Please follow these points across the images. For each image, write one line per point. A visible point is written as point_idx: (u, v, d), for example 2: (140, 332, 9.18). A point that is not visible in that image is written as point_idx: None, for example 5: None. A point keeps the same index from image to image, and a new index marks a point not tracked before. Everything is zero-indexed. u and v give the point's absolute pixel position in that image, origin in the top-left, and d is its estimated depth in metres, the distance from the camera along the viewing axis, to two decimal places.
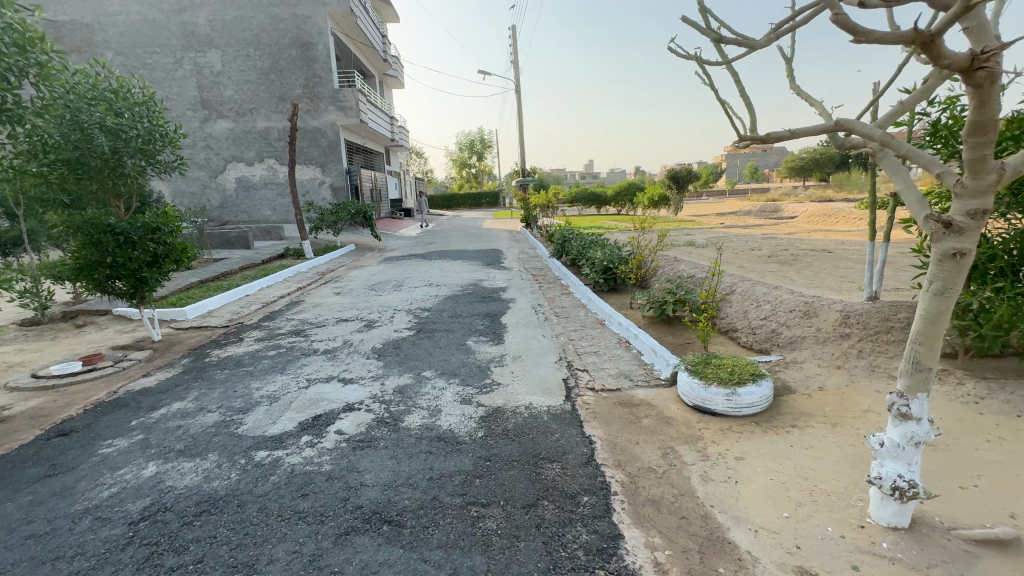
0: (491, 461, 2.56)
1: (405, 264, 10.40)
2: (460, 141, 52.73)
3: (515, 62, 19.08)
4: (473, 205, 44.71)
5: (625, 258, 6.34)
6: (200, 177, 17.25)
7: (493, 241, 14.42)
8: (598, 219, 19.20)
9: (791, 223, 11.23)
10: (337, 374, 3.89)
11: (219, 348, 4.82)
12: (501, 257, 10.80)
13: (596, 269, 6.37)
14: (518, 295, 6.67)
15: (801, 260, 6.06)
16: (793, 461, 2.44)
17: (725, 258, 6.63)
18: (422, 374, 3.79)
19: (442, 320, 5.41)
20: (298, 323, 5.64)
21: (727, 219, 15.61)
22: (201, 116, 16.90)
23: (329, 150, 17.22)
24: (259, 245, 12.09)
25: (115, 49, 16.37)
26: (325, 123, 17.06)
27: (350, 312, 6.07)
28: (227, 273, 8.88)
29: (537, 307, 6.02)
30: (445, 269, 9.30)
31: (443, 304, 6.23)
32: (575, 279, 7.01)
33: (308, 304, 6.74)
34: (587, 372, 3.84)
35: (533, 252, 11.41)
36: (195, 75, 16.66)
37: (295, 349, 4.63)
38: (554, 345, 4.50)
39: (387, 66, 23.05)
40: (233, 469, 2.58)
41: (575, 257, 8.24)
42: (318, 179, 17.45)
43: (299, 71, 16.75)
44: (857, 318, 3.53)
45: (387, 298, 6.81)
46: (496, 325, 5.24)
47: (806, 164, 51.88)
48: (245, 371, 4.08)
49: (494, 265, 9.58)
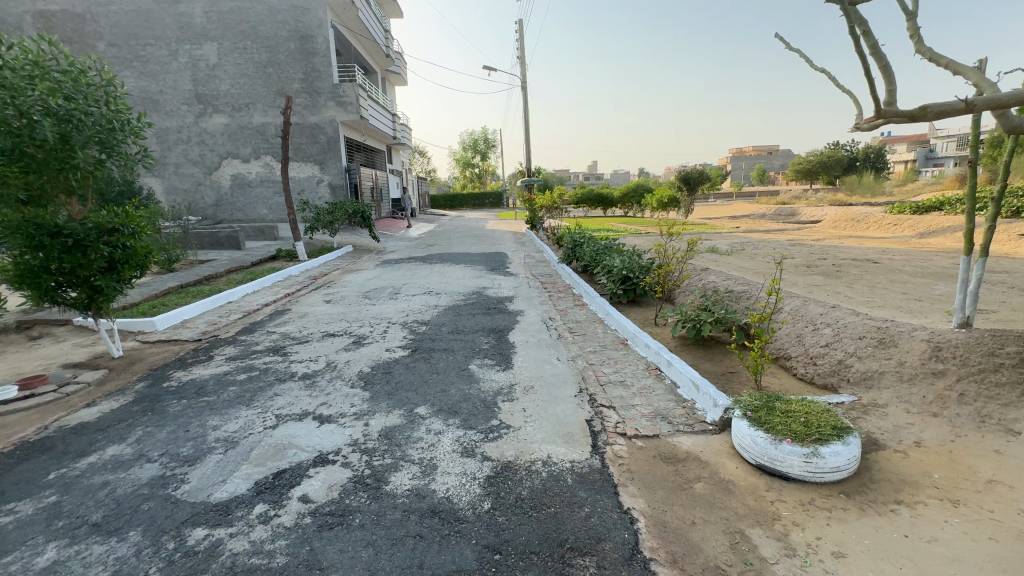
0: (501, 554, 1.89)
1: (403, 268, 9.74)
2: (464, 140, 52.23)
3: (521, 58, 18.47)
4: (476, 205, 44.11)
5: (646, 267, 5.69)
6: (194, 174, 16.67)
7: (497, 243, 13.79)
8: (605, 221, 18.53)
9: (816, 228, 10.51)
10: (313, 409, 3.22)
11: (184, 369, 4.17)
12: (506, 261, 10.16)
13: (614, 278, 5.71)
14: (527, 307, 6.00)
15: (846, 271, 5.39)
16: (917, 567, 1.77)
17: (756, 267, 5.96)
18: (414, 413, 3.13)
19: (441, 338, 4.73)
20: (278, 338, 4.99)
21: (743, 222, 14.93)
22: (196, 111, 16.30)
23: (328, 147, 16.60)
24: (251, 245, 11.50)
25: (107, 40, 15.77)
26: (324, 119, 16.44)
27: (339, 325, 5.40)
28: (211, 276, 8.23)
29: (548, 322, 5.35)
30: (446, 274, 8.65)
31: (443, 317, 5.56)
32: (588, 289, 6.35)
33: (293, 314, 6.10)
34: (615, 411, 3.17)
35: (540, 256, 10.77)
36: (189, 68, 16.06)
37: (269, 373, 3.96)
38: (571, 372, 3.84)
39: (390, 62, 22.46)
40: (154, 559, 1.92)
41: (587, 263, 7.59)
42: (316, 177, 16.83)
43: (297, 64, 16.14)
44: (952, 351, 2.86)
45: (381, 308, 6.15)
46: (503, 344, 4.57)
47: (814, 166, 51.13)
48: (205, 403, 3.42)
49: (499, 270, 8.94)
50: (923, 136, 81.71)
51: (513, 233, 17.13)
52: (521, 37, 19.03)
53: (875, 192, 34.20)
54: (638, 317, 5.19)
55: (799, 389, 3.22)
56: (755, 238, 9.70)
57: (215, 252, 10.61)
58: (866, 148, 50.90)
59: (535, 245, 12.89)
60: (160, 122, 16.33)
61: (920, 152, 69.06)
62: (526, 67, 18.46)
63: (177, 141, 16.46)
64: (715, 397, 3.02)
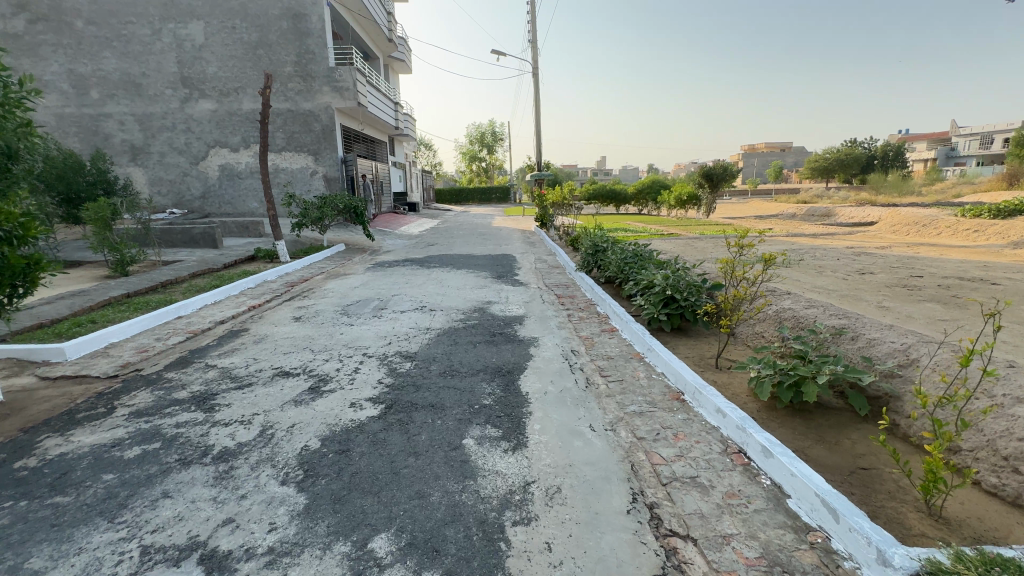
0: None
1: (396, 273, 8.48)
2: (470, 133, 50.96)
3: (533, 42, 17.14)
4: (482, 199, 42.85)
5: (698, 288, 4.43)
6: (179, 163, 15.53)
7: (504, 243, 12.55)
8: (620, 220, 17.21)
9: (870, 233, 9.19)
10: (205, 540, 1.97)
11: (63, 433, 2.96)
12: (514, 266, 8.94)
13: (654, 300, 4.47)
14: (542, 335, 4.72)
15: (966, 298, 4.09)
16: None
17: (836, 288, 4.68)
18: (367, 554, 1.87)
19: (427, 386, 3.48)
20: (214, 378, 3.76)
21: (776, 224, 13.61)
22: (181, 95, 15.15)
23: (323, 136, 15.41)
24: (230, 243, 10.36)
25: (86, 17, 14.63)
26: (318, 105, 15.21)
27: (298, 358, 4.15)
28: (170, 282, 7.05)
29: (569, 359, 4.08)
30: (445, 282, 7.39)
31: (436, 349, 4.30)
32: (618, 310, 5.10)
33: (249, 337, 4.87)
34: (699, 553, 1.92)
35: (552, 260, 9.52)
36: (174, 48, 14.88)
37: (173, 447, 2.72)
38: (615, 456, 2.59)
39: (393, 47, 21.23)
40: None
41: (612, 274, 6.36)
42: (310, 168, 15.64)
43: (290, 45, 14.91)
44: None
45: (358, 331, 4.90)
46: (513, 398, 3.31)
47: (832, 163, 49.41)
48: (47, 514, 2.18)
49: (505, 278, 7.70)
50: (944, 134, 79.29)
51: (521, 232, 15.90)
52: (532, 20, 17.65)
53: (901, 190, 32.55)
54: (689, 355, 3.94)
55: (1003, 522, 1.96)
56: (804, 244, 8.41)
57: (188, 250, 9.47)
58: (885, 145, 49.18)
59: (546, 246, 11.66)
60: (143, 108, 15.19)
61: (942, 150, 66.84)
62: (537, 52, 17.08)
63: (162, 128, 15.31)
64: (879, 544, 1.76)
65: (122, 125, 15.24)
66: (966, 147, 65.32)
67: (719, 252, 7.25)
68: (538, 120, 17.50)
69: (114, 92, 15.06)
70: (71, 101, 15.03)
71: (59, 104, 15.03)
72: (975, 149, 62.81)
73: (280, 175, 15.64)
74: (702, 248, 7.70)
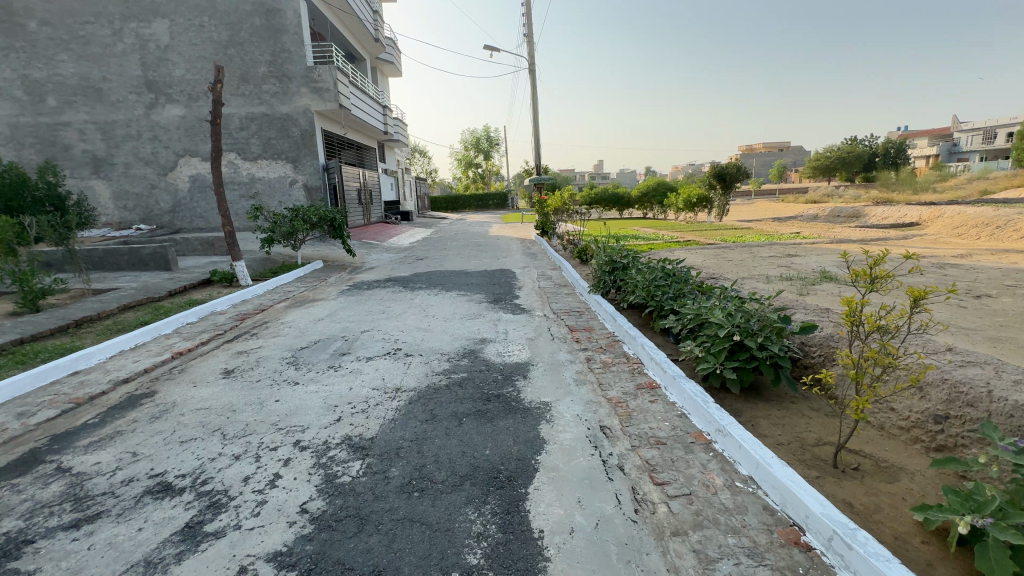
0: None
1: (374, 297, 7.12)
2: (465, 139, 49.87)
3: (529, 37, 15.95)
4: (479, 207, 41.57)
5: (780, 333, 3.10)
6: (146, 175, 14.22)
7: (502, 255, 11.23)
8: (628, 226, 15.95)
9: (930, 238, 7.85)
10: None
11: None
12: (514, 285, 7.59)
13: (720, 354, 3.14)
14: (557, 399, 3.37)
15: None
16: None
17: (967, 323, 3.36)
18: None
19: (377, 522, 2.12)
20: (46, 504, 2.38)
21: (805, 228, 12.38)
22: (146, 101, 13.88)
23: (302, 142, 14.15)
24: (187, 264, 9.03)
25: (40, 18, 13.40)
26: (296, 108, 13.94)
27: (196, 455, 2.78)
28: (88, 319, 5.70)
29: (601, 449, 2.71)
30: (429, 310, 6.03)
31: (403, 432, 2.92)
32: (660, 357, 3.75)
33: (148, 408, 3.49)
34: None
35: (557, 276, 8.19)
36: (137, 50, 13.63)
37: None
38: None
39: (380, 48, 20.05)
40: None
41: (640, 301, 5.00)
42: (289, 177, 14.33)
43: (264, 44, 13.66)
44: None
45: (300, 397, 3.53)
46: (519, 550, 1.94)
47: (833, 162, 48.47)
48: None
49: (503, 302, 6.37)
50: (946, 130, 78.30)
51: (521, 241, 14.61)
52: (527, 13, 16.45)
53: (913, 187, 31.28)
54: (784, 444, 2.61)
55: None
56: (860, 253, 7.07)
57: (134, 274, 8.15)
58: (887, 142, 48.22)
59: (550, 257, 10.34)
60: (105, 115, 13.93)
61: (944, 146, 65.82)
62: (532, 46, 15.84)
63: (125, 137, 14.02)
64: None
65: (83, 134, 13.96)
66: (969, 143, 64.34)
67: (766, 268, 5.92)
68: (535, 120, 16.26)
69: (73, 99, 13.80)
70: (26, 110, 13.78)
71: (13, 113, 13.78)
72: (978, 143, 61.80)
73: (256, 186, 14.34)
74: (741, 262, 6.41)
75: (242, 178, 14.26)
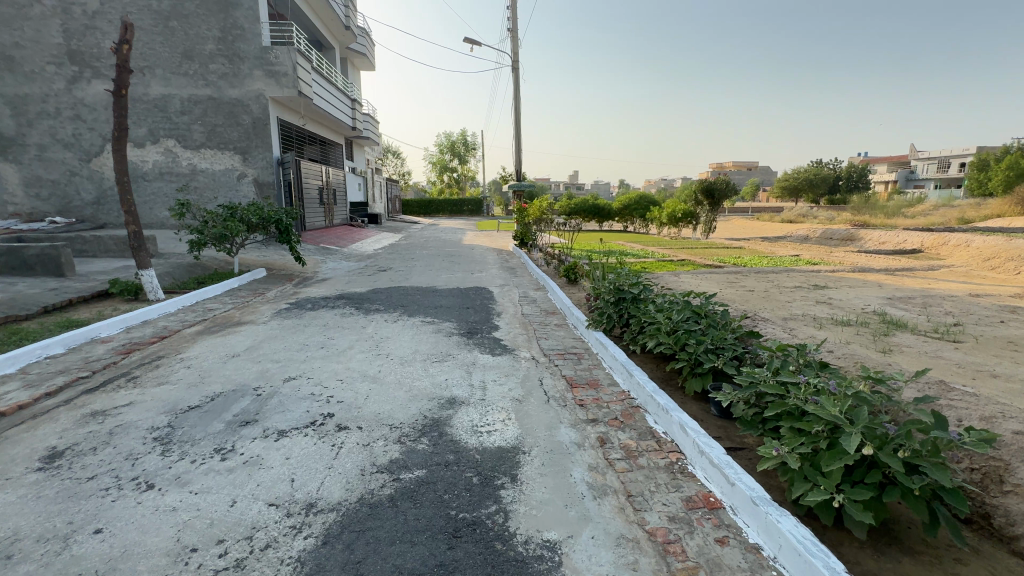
0: None
1: (317, 322, 5.69)
2: (440, 141, 48.47)
3: (514, 34, 14.81)
4: (452, 212, 40.10)
5: (935, 447, 1.91)
6: (65, 160, 12.26)
7: (478, 269, 9.93)
8: (613, 239, 14.92)
9: (961, 271, 7.04)
10: None
11: None
12: (492, 310, 6.30)
13: (833, 472, 1.94)
14: (569, 537, 2.06)
15: None
16: None
17: None
18: None
19: None
20: None
21: (805, 250, 11.63)
22: (68, 74, 11.97)
23: (253, 132, 12.50)
24: (88, 269, 7.34)
25: None
26: (248, 93, 12.29)
27: None
28: None
29: None
30: (383, 346, 4.63)
31: None
32: (717, 455, 2.50)
33: None
34: None
35: (543, 299, 6.94)
36: (59, 15, 11.72)
37: None
38: None
39: (351, 37, 18.56)
40: None
41: (662, 349, 3.75)
42: (236, 170, 12.63)
43: (212, 17, 11.97)
44: None
45: (140, 525, 2.10)
46: None
47: (801, 183, 49.45)
48: None
49: (479, 335, 5.07)
50: (903, 157, 81.86)
51: (497, 252, 13.33)
52: (510, 7, 15.32)
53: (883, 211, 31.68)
54: None
55: None
56: (897, 284, 6.10)
57: (11, 280, 6.45)
58: (852, 166, 49.67)
59: (533, 273, 9.11)
60: (17, 88, 11.93)
61: (903, 173, 68.60)
62: (515, 43, 14.68)
63: (41, 114, 12.05)
64: None
65: None
66: (925, 171, 67.23)
67: (804, 304, 4.83)
68: (516, 122, 15.11)
69: None
70: None
71: None
72: (933, 172, 64.55)
73: (198, 179, 12.57)
74: (769, 294, 5.32)
75: (182, 169, 12.48)
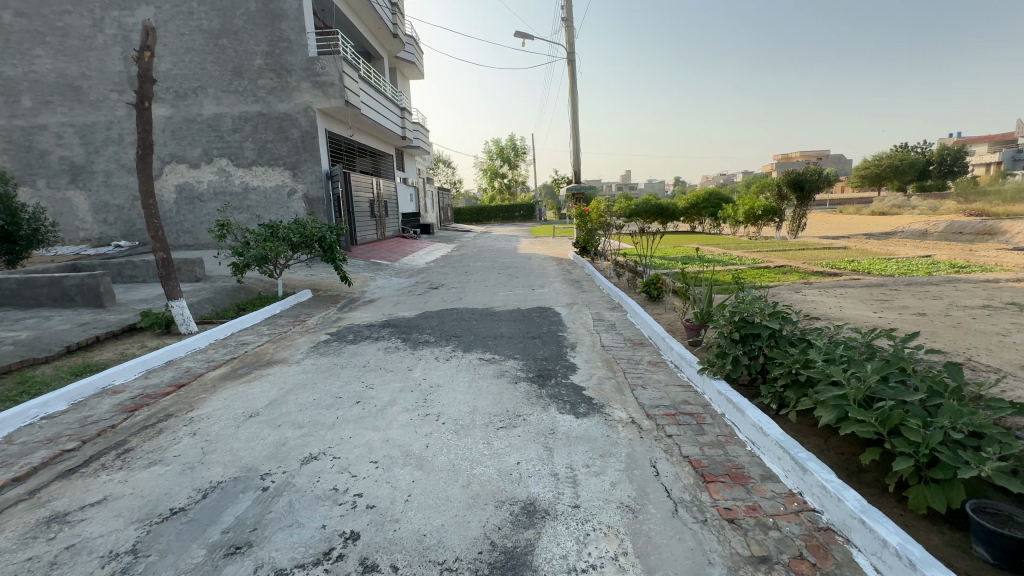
0: None
1: (357, 361, 4.77)
2: (490, 148, 48.10)
3: (568, 24, 13.65)
4: (505, 218, 39.29)
5: None
6: (128, 184, 12.46)
7: (539, 283, 8.78)
8: (685, 243, 13.30)
9: None
10: None
11: None
12: (564, 341, 5.13)
13: None
14: None
15: None
16: None
17: None
18: None
19: None
20: None
21: (936, 249, 9.53)
22: (129, 100, 12.14)
23: (302, 146, 12.14)
24: (130, 298, 6.93)
25: (15, 9, 11.84)
26: (295, 106, 11.94)
27: None
28: None
29: None
30: (432, 402, 3.58)
31: None
32: None
33: None
34: None
35: (625, 324, 5.68)
36: (119, 42, 11.92)
37: None
38: None
39: (399, 46, 18.16)
40: None
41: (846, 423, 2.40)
42: (287, 186, 12.31)
43: (260, 31, 11.73)
44: None
45: None
46: None
47: (883, 170, 44.45)
48: None
49: (553, 382, 3.91)
50: (1005, 136, 72.35)
51: (556, 262, 12.16)
52: None
53: (997, 196, 27.26)
54: None
55: None
56: None
57: (49, 313, 6.08)
58: (946, 147, 44.20)
59: (605, 288, 7.83)
60: (84, 117, 12.24)
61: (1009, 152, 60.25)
62: (569, 33, 13.50)
63: (106, 141, 12.32)
64: None
65: (59, 139, 12.30)
66: None
67: None
68: (573, 119, 13.92)
69: (49, 99, 12.18)
70: None
71: None
72: None
73: (250, 197, 12.39)
74: (963, 322, 3.77)
75: (235, 187, 12.33)
